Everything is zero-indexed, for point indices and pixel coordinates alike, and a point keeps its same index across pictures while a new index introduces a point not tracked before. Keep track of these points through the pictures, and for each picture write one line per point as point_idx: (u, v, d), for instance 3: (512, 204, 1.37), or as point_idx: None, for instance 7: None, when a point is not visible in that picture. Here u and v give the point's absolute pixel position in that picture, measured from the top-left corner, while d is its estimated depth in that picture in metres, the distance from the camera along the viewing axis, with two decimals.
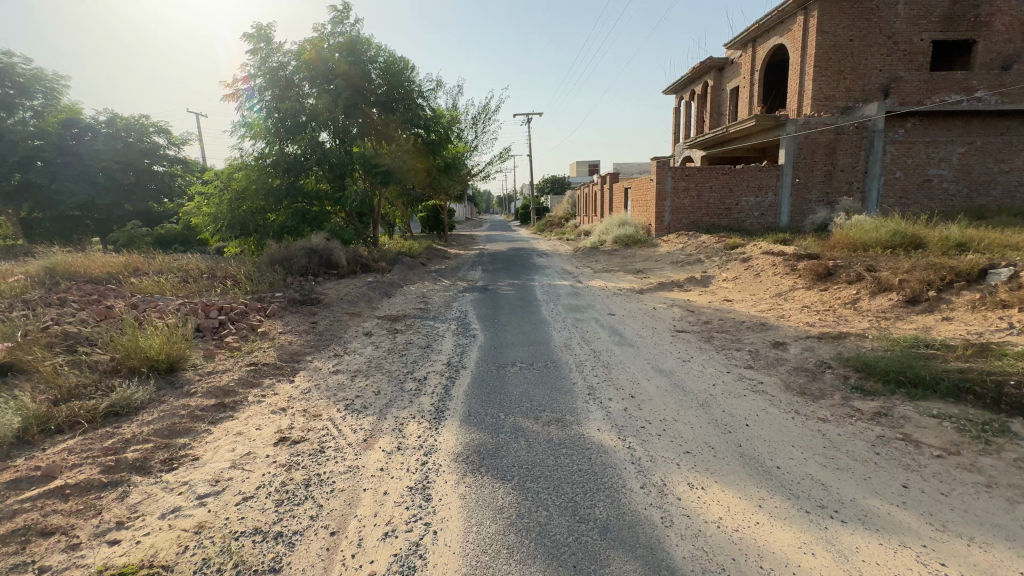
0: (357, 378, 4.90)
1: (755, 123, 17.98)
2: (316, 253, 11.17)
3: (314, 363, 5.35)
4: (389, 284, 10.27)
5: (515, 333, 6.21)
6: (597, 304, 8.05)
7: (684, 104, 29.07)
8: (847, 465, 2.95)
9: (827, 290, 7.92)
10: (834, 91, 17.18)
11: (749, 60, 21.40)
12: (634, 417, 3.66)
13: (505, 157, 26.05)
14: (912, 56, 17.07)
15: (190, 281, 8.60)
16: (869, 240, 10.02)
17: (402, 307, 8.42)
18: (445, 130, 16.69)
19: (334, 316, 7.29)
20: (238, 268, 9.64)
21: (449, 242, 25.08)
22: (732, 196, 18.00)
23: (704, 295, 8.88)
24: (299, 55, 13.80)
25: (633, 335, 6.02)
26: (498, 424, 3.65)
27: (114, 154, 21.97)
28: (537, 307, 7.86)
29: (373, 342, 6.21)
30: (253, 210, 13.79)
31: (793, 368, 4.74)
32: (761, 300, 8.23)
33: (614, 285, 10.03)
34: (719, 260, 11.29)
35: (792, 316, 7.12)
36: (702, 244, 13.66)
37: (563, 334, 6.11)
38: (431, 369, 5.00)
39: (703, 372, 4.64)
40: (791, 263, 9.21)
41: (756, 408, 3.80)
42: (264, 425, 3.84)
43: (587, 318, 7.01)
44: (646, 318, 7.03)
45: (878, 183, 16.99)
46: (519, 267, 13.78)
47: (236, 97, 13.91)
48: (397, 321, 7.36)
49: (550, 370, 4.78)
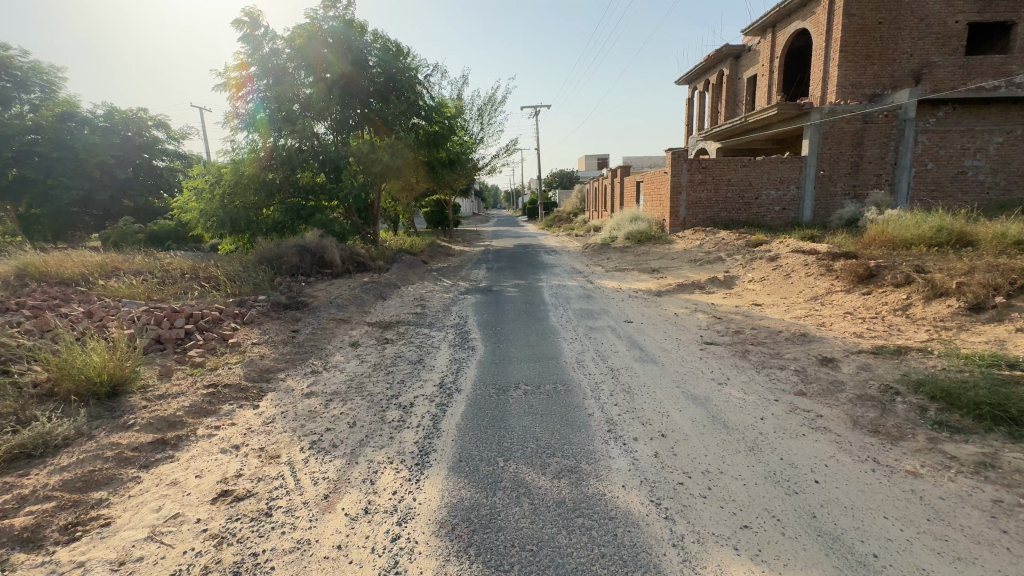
0: (333, 403, 4.16)
1: (776, 111, 16.95)
2: (308, 251, 10.46)
3: (285, 382, 4.62)
4: (385, 285, 9.54)
5: (521, 346, 5.45)
6: (612, 309, 7.25)
7: (698, 94, 27.97)
8: (970, 554, 2.14)
9: (871, 295, 7.04)
10: (861, 78, 16.11)
11: (768, 46, 20.29)
12: (667, 468, 2.88)
13: (512, 150, 25.19)
14: (946, 39, 15.94)
15: (168, 283, 7.93)
16: (910, 238, 9.13)
17: (397, 312, 7.68)
18: (448, 120, 15.93)
19: (319, 323, 6.57)
20: (223, 268, 8.97)
21: (454, 238, 24.37)
22: (752, 189, 17.06)
23: (730, 299, 8.03)
24: (291, 44, 13.02)
25: (656, 349, 5.22)
26: (496, 474, 2.89)
27: (111, 148, 21.49)
28: (544, 312, 7.07)
29: (358, 355, 5.48)
30: (246, 206, 13.13)
31: (855, 395, 3.92)
32: (796, 305, 7.38)
33: (629, 286, 9.21)
34: (742, 259, 10.42)
35: (834, 325, 6.27)
36: (722, 241, 12.77)
37: (574, 347, 5.33)
38: (420, 392, 4.26)
39: (746, 401, 3.83)
40: (826, 263, 8.33)
41: (823, 456, 2.99)
42: (207, 470, 3.11)
43: (601, 327, 6.23)
44: (668, 327, 6.21)
45: (909, 175, 15.94)
46: (526, 265, 12.98)
47: (231, 88, 13.16)
48: (389, 328, 6.63)
49: (560, 396, 4.00)
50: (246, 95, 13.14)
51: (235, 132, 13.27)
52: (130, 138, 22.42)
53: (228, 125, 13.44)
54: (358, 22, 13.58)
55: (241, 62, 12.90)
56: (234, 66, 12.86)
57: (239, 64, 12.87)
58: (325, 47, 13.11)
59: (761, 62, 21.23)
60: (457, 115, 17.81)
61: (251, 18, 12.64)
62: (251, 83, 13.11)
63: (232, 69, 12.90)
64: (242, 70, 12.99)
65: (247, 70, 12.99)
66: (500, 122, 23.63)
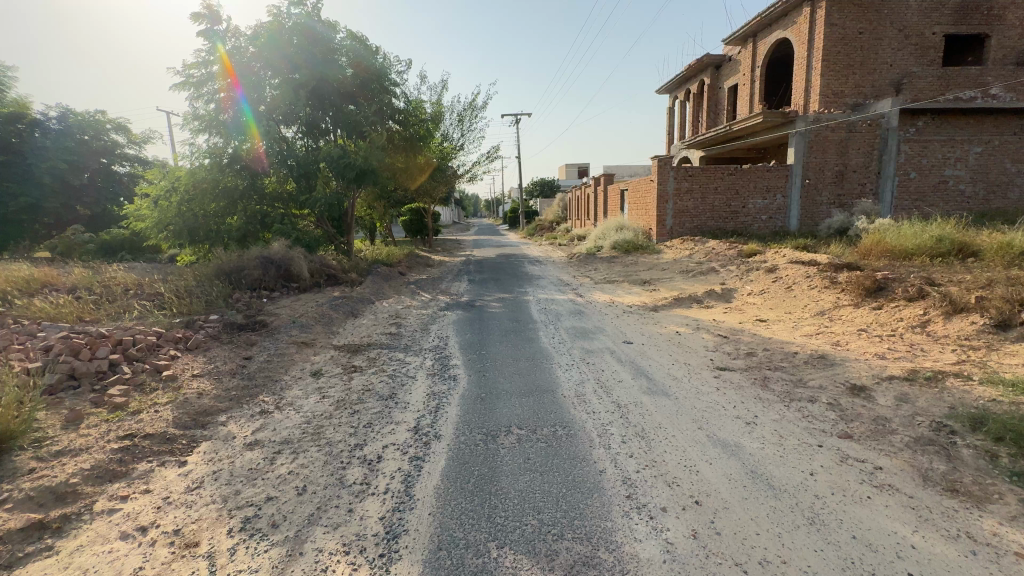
0: (279, 457, 3.34)
1: (760, 119, 16.76)
2: (273, 263, 9.57)
3: (226, 429, 3.80)
4: (357, 300, 8.71)
5: (511, 374, 4.74)
6: (608, 328, 6.59)
7: (678, 104, 27.94)
8: None
9: (883, 309, 6.58)
10: (843, 87, 16.01)
11: (749, 55, 20.24)
12: (714, 557, 2.19)
13: (493, 157, 24.61)
14: (924, 50, 15.99)
15: (105, 302, 6.96)
16: (910, 247, 8.77)
17: (369, 331, 6.88)
18: (423, 124, 15.31)
19: (276, 348, 5.73)
20: (173, 283, 8.02)
21: (434, 248, 23.60)
22: (738, 198, 16.80)
23: (731, 314, 7.50)
24: (253, 40, 12.16)
25: (664, 378, 4.57)
26: (489, 572, 2.15)
27: (64, 151, 20.06)
28: (533, 333, 6.36)
29: (319, 388, 4.68)
30: (208, 214, 12.16)
31: (908, 438, 3.30)
32: (804, 321, 6.87)
33: (622, 300, 8.61)
34: (737, 270, 9.95)
35: (852, 345, 5.73)
36: (712, 251, 12.35)
37: (571, 376, 4.63)
38: (391, 440, 3.50)
39: (785, 447, 3.18)
40: (828, 275, 7.89)
41: (905, 533, 2.33)
42: (93, 572, 2.28)
43: (598, 350, 5.57)
44: (672, 348, 5.58)
45: (892, 185, 15.86)
46: (509, 276, 12.29)
47: (190, 89, 12.18)
48: (358, 352, 5.83)
49: (562, 445, 3.29)
50: (231, 97, 12.18)
51: (194, 134, 12.27)
52: (85, 141, 21.01)
53: (188, 127, 12.40)
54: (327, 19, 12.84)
55: (200, 60, 11.97)
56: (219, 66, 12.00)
57: (223, 66, 11.98)
58: (290, 43, 12.30)
59: (742, 71, 21.20)
60: (435, 120, 17.18)
61: (207, 11, 11.69)
62: (236, 86, 12.15)
63: (217, 69, 12.01)
64: (227, 73, 12.03)
65: (233, 72, 12.05)
66: (480, 128, 23.04)
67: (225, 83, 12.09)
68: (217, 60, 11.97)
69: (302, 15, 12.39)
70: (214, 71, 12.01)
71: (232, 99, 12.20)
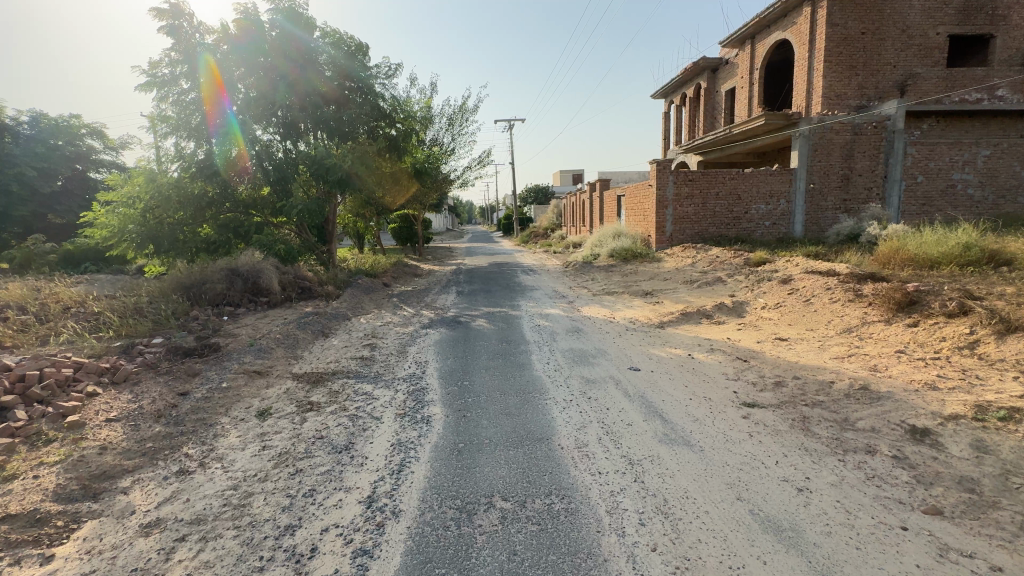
0: (179, 549, 2.49)
1: (761, 122, 16.12)
2: (239, 275, 8.73)
3: (124, 501, 2.93)
4: (330, 318, 7.85)
5: (497, 416, 3.93)
6: (610, 351, 5.77)
7: (675, 108, 27.44)
8: None
9: (920, 327, 5.82)
10: (846, 89, 15.39)
11: (747, 58, 19.69)
12: None
13: (485, 162, 23.89)
14: (928, 51, 15.41)
15: (32, 325, 6.07)
16: (937, 255, 8.05)
17: (336, 356, 6.02)
18: (410, 126, 14.58)
19: (221, 380, 4.85)
20: (121, 300, 7.14)
21: (425, 256, 22.82)
22: (740, 203, 16.12)
23: (747, 332, 6.70)
24: (222, 38, 11.44)
25: (683, 420, 3.75)
26: None
27: (35, 158, 19.02)
28: (525, 357, 5.52)
29: (261, 435, 3.82)
30: (177, 222, 11.28)
31: (1017, 516, 2.46)
32: (830, 340, 6.10)
33: (623, 316, 7.82)
34: (746, 280, 9.21)
35: (893, 370, 4.95)
36: (716, 259, 11.62)
37: (570, 419, 3.81)
38: (334, 520, 2.65)
39: (860, 533, 2.37)
40: (851, 288, 7.14)
41: None
42: None
43: (601, 380, 4.75)
44: (688, 378, 4.77)
45: (899, 189, 15.22)
46: (500, 288, 11.48)
47: (156, 89, 11.25)
48: (320, 384, 4.97)
49: (561, 529, 2.47)
50: (216, 106, 11.26)
51: (160, 137, 11.40)
52: (59, 146, 20.01)
53: (154, 130, 11.52)
54: (306, 16, 12.20)
55: (166, 58, 11.16)
56: (207, 75, 11.12)
57: (212, 77, 11.18)
58: (271, 44, 11.63)
59: (739, 74, 20.65)
60: (424, 123, 16.45)
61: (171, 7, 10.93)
62: (225, 97, 11.35)
63: (203, 79, 11.09)
64: (216, 84, 11.23)
65: (222, 84, 11.30)
66: (472, 133, 22.37)
67: (211, 92, 11.19)
68: (203, 69, 11.10)
69: (279, 13, 11.71)
70: (200, 81, 11.09)
71: (218, 109, 11.27)
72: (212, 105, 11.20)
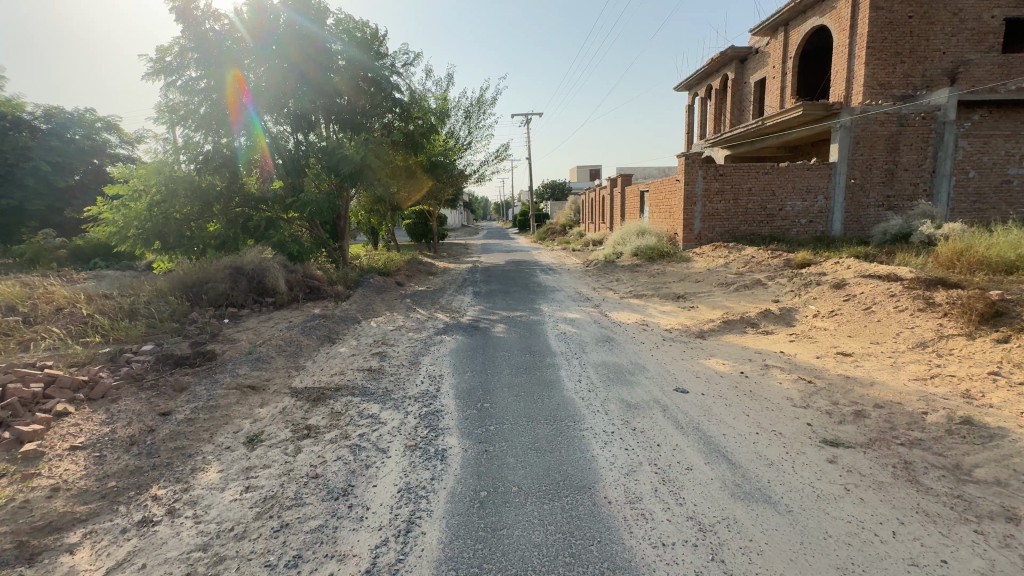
0: None
1: (799, 113, 15.07)
2: (244, 274, 8.25)
3: (66, 564, 2.35)
4: (338, 321, 7.30)
5: (525, 452, 3.27)
6: (650, 367, 5.04)
7: (699, 101, 26.39)
8: None
9: (1013, 344, 4.98)
10: (890, 77, 14.26)
11: (781, 46, 18.60)
12: None
13: (502, 157, 23.21)
14: (981, 36, 14.18)
15: (16, 328, 5.60)
16: (1014, 258, 7.14)
17: (342, 367, 5.42)
18: (426, 118, 13.99)
19: (211, 396, 4.28)
20: (116, 301, 6.65)
21: (441, 253, 22.27)
22: (775, 200, 15.18)
23: (802, 345, 5.91)
24: (241, 37, 10.85)
25: (756, 466, 3.04)
26: None
27: (50, 152, 18.87)
28: (552, 373, 4.84)
29: (247, 472, 3.21)
30: (185, 218, 10.85)
31: None
32: (903, 357, 5.29)
33: (657, 323, 7.09)
34: (790, 284, 8.41)
35: (992, 396, 4.17)
36: (752, 259, 10.81)
37: (615, 459, 3.13)
38: None
39: None
40: (920, 296, 6.31)
41: None
42: None
43: (645, 404, 4.05)
44: (749, 405, 4.03)
45: (949, 185, 14.12)
46: (519, 288, 10.84)
47: (165, 76, 10.74)
48: (321, 402, 4.38)
49: None
50: (239, 106, 10.83)
51: (167, 128, 10.94)
52: (75, 140, 19.94)
53: (160, 120, 11.04)
54: (318, 6, 11.56)
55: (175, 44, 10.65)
56: (232, 74, 10.62)
57: (234, 77, 10.66)
58: (291, 43, 11.00)
59: (771, 63, 19.57)
60: (441, 115, 15.84)
61: None
62: (247, 97, 10.86)
63: (226, 80, 10.58)
64: (238, 83, 10.74)
65: (245, 84, 10.80)
66: (489, 126, 21.65)
67: (234, 91, 10.71)
68: (226, 68, 10.59)
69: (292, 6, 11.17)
70: (223, 80, 10.56)
71: (239, 109, 10.85)
72: (235, 106, 10.77)
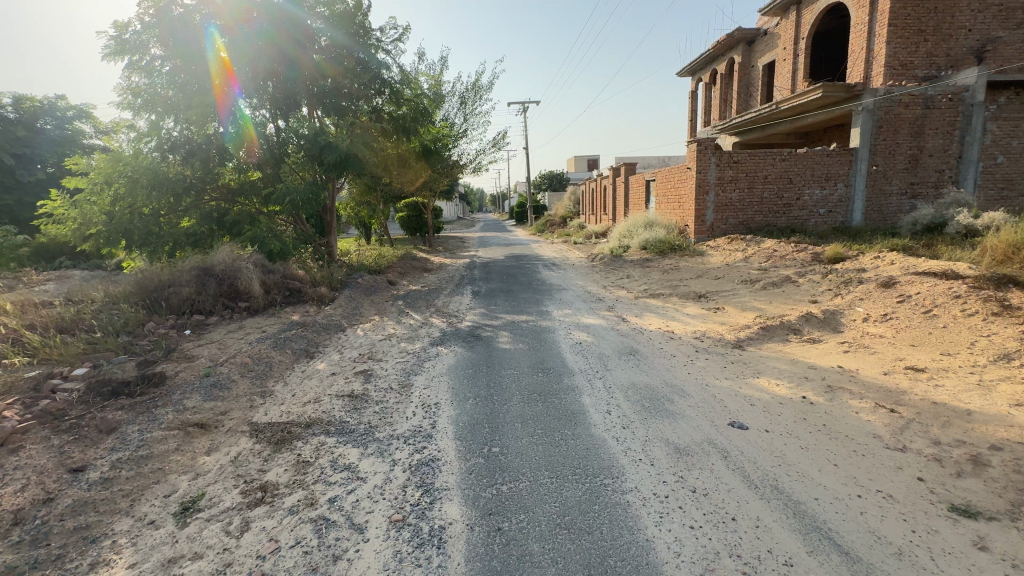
0: None
1: (818, 96, 14.08)
2: (213, 276, 7.30)
3: None
4: (318, 330, 6.36)
5: (552, 533, 2.38)
6: (691, 391, 4.14)
7: (703, 87, 25.38)
8: None
9: None
10: (912, 57, 13.23)
11: (793, 26, 17.56)
12: None
13: (499, 145, 22.18)
14: (1008, 12, 13.07)
15: None
16: None
17: (317, 391, 4.48)
18: (419, 102, 12.98)
19: (145, 441, 3.37)
20: (55, 311, 5.69)
21: (437, 248, 21.31)
22: (792, 188, 14.30)
23: (862, 357, 5.04)
24: (227, 24, 9.65)
25: (883, 559, 2.16)
26: None
27: (17, 143, 17.80)
28: (574, 402, 3.94)
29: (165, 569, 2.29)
30: (153, 212, 9.83)
31: None
32: (990, 373, 4.40)
33: (685, 329, 6.22)
34: (827, 282, 7.55)
35: None
36: (776, 254, 9.92)
37: (679, 546, 2.26)
38: None
39: None
40: (992, 299, 5.42)
41: None
42: None
43: (698, 449, 3.16)
44: (834, 449, 3.14)
45: (976, 171, 13.23)
46: (521, 287, 9.94)
47: (127, 55, 9.53)
48: (286, 445, 3.46)
49: None
50: (226, 95, 9.86)
51: (131, 114, 9.87)
52: (45, 130, 18.96)
53: (123, 104, 9.94)
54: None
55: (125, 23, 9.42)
56: (217, 63, 9.67)
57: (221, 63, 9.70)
58: (280, 30, 10.00)
59: (781, 44, 18.53)
60: (435, 100, 14.79)
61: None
62: (235, 85, 9.91)
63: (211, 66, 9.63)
64: (225, 70, 9.77)
65: (233, 71, 9.83)
66: (486, 113, 20.60)
67: (219, 79, 9.75)
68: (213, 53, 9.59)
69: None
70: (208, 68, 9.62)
71: (226, 97, 9.85)
72: (221, 93, 9.78)
